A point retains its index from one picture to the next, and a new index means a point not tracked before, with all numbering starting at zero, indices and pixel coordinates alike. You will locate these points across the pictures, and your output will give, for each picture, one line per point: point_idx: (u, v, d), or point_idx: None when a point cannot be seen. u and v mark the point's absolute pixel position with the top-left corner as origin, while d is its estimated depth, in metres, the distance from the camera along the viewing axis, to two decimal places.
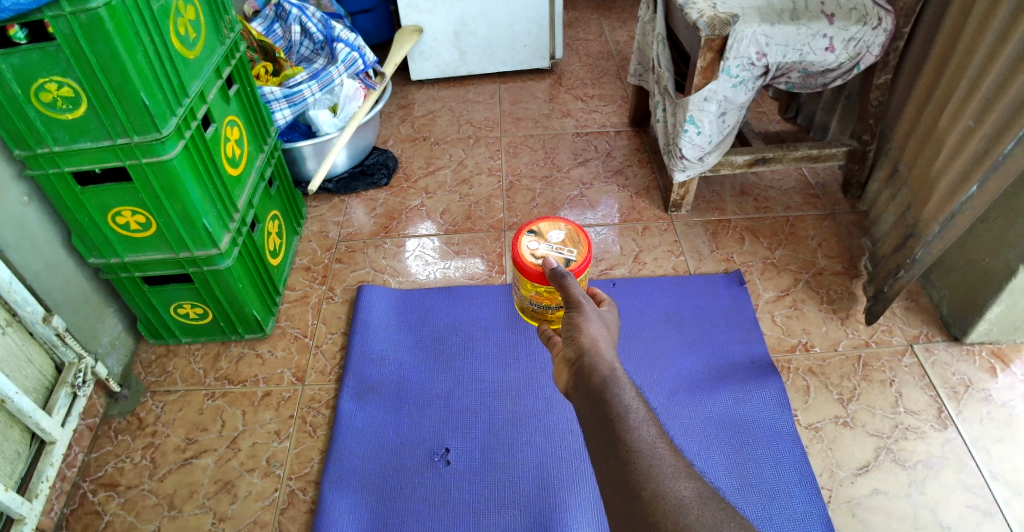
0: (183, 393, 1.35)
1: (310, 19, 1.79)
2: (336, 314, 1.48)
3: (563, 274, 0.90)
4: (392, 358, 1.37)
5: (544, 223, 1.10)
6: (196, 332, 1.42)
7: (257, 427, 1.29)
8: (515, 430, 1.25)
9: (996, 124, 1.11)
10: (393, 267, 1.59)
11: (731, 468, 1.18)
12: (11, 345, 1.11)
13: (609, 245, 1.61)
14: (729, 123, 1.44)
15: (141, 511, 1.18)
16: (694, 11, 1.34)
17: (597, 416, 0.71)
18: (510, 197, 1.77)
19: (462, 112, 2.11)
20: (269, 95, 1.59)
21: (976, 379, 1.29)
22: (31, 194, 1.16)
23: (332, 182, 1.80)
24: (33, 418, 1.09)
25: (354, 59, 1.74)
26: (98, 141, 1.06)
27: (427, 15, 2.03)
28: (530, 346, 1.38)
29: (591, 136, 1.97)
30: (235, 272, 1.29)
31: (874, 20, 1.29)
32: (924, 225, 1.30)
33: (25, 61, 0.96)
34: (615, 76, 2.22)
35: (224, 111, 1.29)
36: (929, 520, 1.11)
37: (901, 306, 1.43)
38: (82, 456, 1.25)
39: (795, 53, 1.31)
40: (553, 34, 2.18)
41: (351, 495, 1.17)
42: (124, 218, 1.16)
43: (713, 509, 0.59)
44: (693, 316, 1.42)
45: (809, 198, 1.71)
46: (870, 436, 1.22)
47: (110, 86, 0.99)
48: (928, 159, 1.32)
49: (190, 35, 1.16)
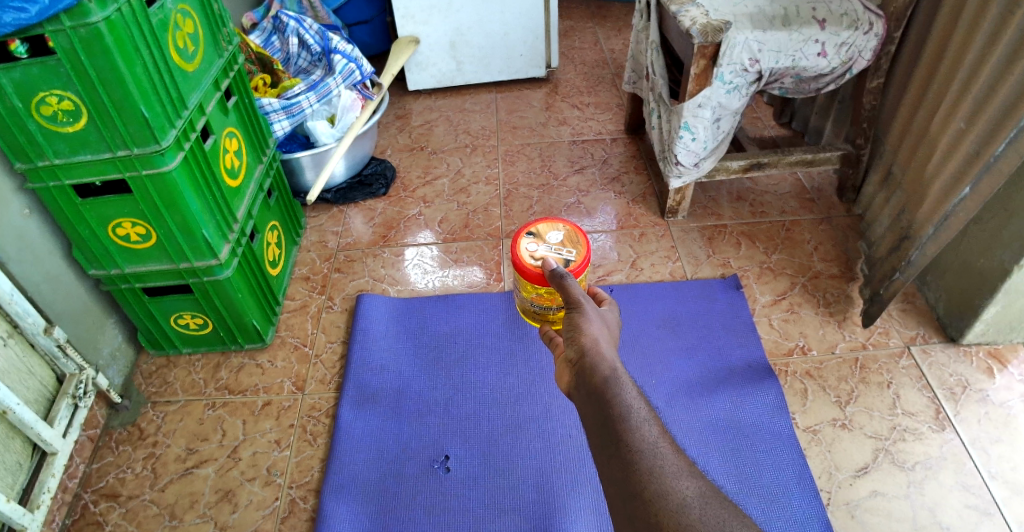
0: (184, 403, 1.35)
1: (308, 31, 1.80)
2: (335, 323, 1.49)
3: (563, 274, 0.91)
4: (391, 367, 1.38)
5: (542, 224, 1.11)
6: (196, 343, 1.42)
7: (257, 436, 1.29)
8: (515, 437, 1.25)
9: (987, 126, 1.13)
10: (392, 276, 1.60)
11: (730, 472, 1.18)
12: (11, 356, 1.11)
13: (607, 252, 1.62)
14: (724, 128, 1.46)
15: (142, 521, 1.18)
16: (687, 19, 1.34)
17: (598, 416, 0.71)
18: (507, 205, 1.78)
19: (460, 121, 2.13)
20: (268, 106, 1.60)
21: (973, 380, 1.29)
22: (32, 206, 1.17)
23: (330, 192, 1.81)
24: (35, 429, 1.10)
25: (351, 70, 1.75)
26: (98, 154, 1.07)
27: (424, 26, 2.05)
28: (529, 353, 1.39)
29: (588, 144, 1.98)
30: (235, 283, 1.30)
31: (865, 25, 1.31)
32: (918, 226, 1.31)
33: (25, 75, 0.97)
34: (611, 84, 2.25)
35: (223, 122, 1.31)
36: (928, 520, 1.11)
37: (897, 308, 1.44)
38: (83, 468, 1.25)
39: (788, 58, 1.32)
40: (549, 43, 2.20)
41: (351, 503, 1.17)
42: (124, 230, 1.17)
43: (716, 508, 0.60)
44: (690, 321, 1.43)
45: (806, 202, 1.72)
46: (868, 438, 1.22)
47: (110, 98, 1.01)
48: (921, 161, 1.33)
49: (188, 48, 1.18)
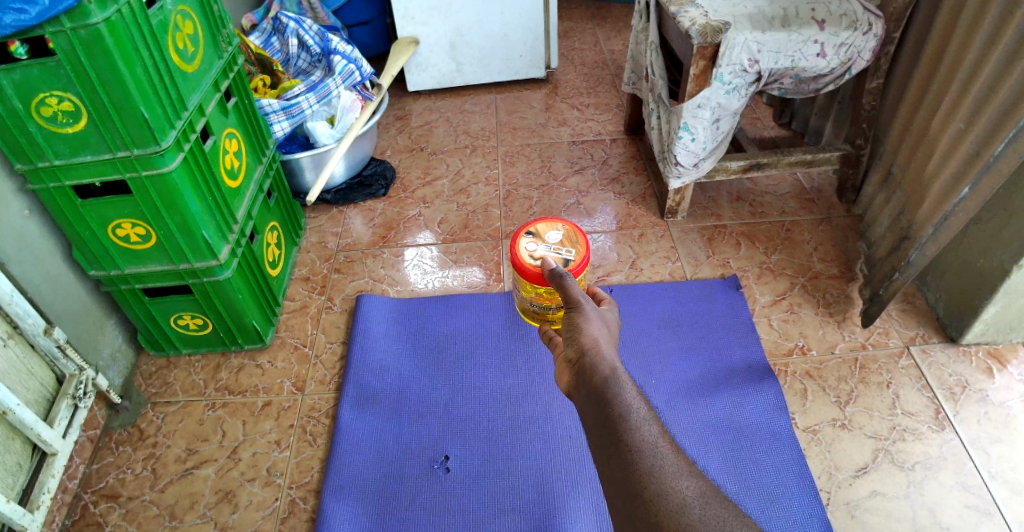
0: (184, 404, 1.35)
1: (307, 32, 1.80)
2: (335, 323, 1.49)
3: (562, 274, 0.91)
4: (391, 367, 1.38)
5: (542, 224, 1.11)
6: (196, 343, 1.42)
7: (257, 436, 1.29)
8: (515, 437, 1.25)
9: (987, 126, 1.13)
10: (392, 276, 1.60)
11: (730, 472, 1.18)
12: (12, 357, 1.12)
13: (607, 253, 1.62)
14: (723, 129, 1.46)
15: (142, 522, 1.18)
16: (687, 19, 1.34)
17: (598, 416, 0.71)
18: (507, 206, 1.78)
19: (459, 122, 2.13)
20: (268, 107, 1.60)
21: (973, 380, 1.30)
22: (32, 207, 1.17)
23: (330, 193, 1.81)
24: (35, 429, 1.10)
25: (351, 71, 1.76)
26: (98, 155, 1.07)
27: (423, 27, 2.05)
28: (529, 354, 1.39)
29: (588, 144, 1.98)
30: (235, 283, 1.30)
31: (865, 26, 1.31)
32: (918, 226, 1.31)
33: (25, 76, 0.97)
34: (611, 85, 2.25)
35: (222, 123, 1.31)
36: (928, 520, 1.12)
37: (897, 308, 1.44)
38: (83, 468, 1.25)
39: (787, 59, 1.33)
40: (549, 44, 2.20)
41: (350, 503, 1.18)
42: (124, 231, 1.18)
43: (715, 507, 0.60)
44: (690, 321, 1.43)
45: (805, 202, 1.72)
46: (868, 438, 1.23)
47: (110, 99, 1.01)
48: (921, 161, 1.33)
49: (188, 49, 1.18)
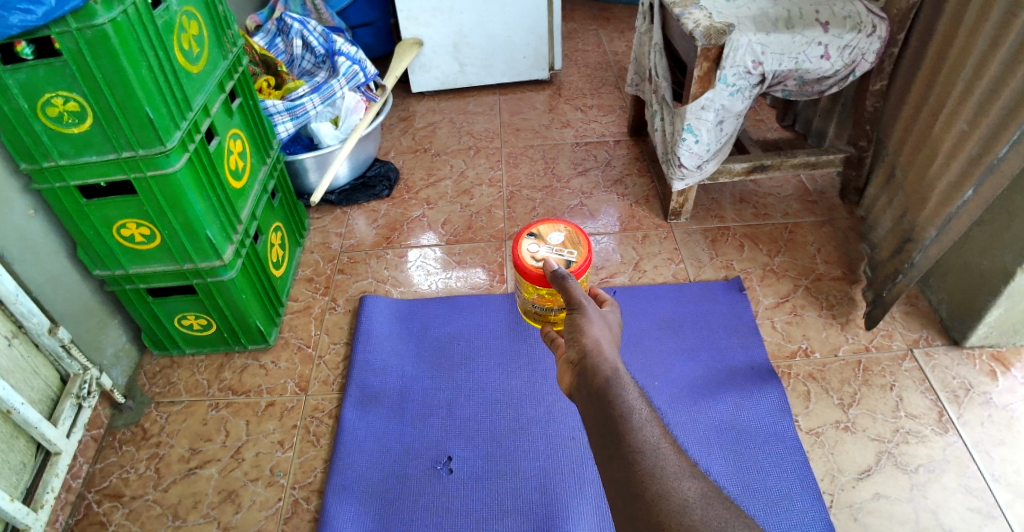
0: (187, 403, 1.36)
1: (312, 33, 1.81)
2: (338, 324, 1.49)
3: (564, 276, 0.91)
4: (394, 367, 1.38)
5: (544, 225, 1.11)
6: (200, 343, 1.43)
7: (261, 437, 1.29)
8: (517, 438, 1.25)
9: (989, 128, 1.13)
10: (395, 277, 1.60)
11: (733, 474, 1.18)
12: (16, 356, 1.12)
13: (610, 254, 1.62)
14: (727, 131, 1.46)
15: (146, 521, 1.19)
16: (690, 21, 1.34)
17: (599, 417, 0.72)
18: (510, 207, 1.78)
19: (462, 123, 2.13)
20: (272, 108, 1.60)
21: (976, 382, 1.29)
22: (37, 206, 1.17)
23: (334, 194, 1.81)
24: (39, 428, 1.10)
25: (355, 72, 1.76)
26: (103, 155, 1.07)
27: (426, 28, 2.06)
28: (532, 355, 1.39)
29: (591, 146, 1.98)
30: (239, 283, 1.30)
31: (868, 28, 1.31)
32: (921, 229, 1.31)
33: (31, 76, 0.97)
34: (614, 86, 2.25)
35: (227, 124, 1.31)
36: (930, 523, 1.11)
37: (900, 310, 1.44)
38: (87, 467, 1.26)
39: (791, 61, 1.33)
40: (552, 45, 2.20)
41: (353, 503, 1.18)
42: (129, 230, 1.18)
43: (718, 508, 0.60)
44: (692, 323, 1.43)
45: (808, 204, 1.72)
46: (871, 441, 1.22)
47: (114, 100, 1.01)
48: (924, 163, 1.33)
49: (193, 50, 1.18)
